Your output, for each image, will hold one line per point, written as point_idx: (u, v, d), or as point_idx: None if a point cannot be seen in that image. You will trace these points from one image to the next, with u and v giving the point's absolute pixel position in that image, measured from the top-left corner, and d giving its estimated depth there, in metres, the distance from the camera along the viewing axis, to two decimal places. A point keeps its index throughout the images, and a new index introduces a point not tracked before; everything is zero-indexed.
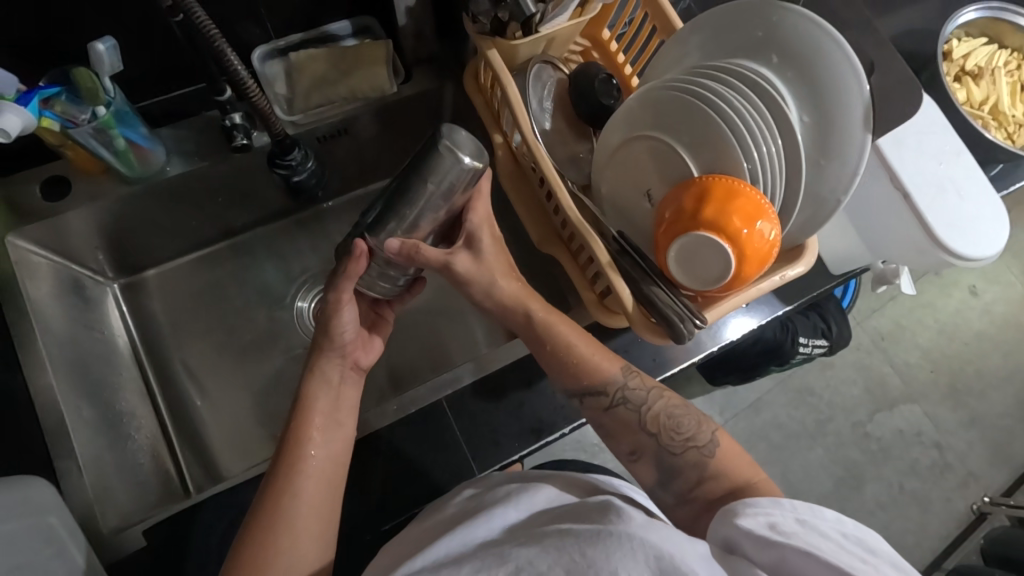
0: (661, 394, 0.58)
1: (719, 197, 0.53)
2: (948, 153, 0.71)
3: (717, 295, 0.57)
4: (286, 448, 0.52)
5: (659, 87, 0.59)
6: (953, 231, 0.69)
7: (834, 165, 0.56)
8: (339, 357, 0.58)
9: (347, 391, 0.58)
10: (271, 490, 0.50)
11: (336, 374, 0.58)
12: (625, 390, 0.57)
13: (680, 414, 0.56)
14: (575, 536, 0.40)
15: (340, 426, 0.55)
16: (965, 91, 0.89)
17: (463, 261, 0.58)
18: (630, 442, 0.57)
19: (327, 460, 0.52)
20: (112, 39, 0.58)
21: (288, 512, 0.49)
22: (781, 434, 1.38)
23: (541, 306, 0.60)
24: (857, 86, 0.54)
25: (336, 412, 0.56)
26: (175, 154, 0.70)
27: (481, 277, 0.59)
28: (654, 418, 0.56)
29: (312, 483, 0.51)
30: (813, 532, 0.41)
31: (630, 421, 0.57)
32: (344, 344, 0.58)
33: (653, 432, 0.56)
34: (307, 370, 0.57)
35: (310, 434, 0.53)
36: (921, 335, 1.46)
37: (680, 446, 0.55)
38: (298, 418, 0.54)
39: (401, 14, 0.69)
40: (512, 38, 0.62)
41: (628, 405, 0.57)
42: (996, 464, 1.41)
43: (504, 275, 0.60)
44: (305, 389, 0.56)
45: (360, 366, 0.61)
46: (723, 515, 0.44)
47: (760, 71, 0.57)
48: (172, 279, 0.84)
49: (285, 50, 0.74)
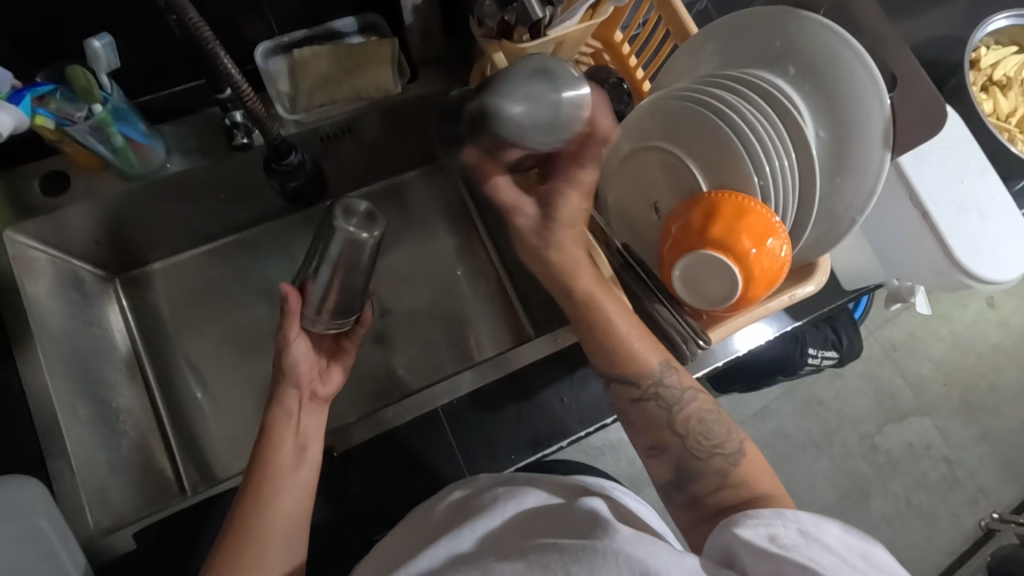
0: (696, 396, 0.54)
1: (728, 215, 0.51)
2: (970, 171, 0.69)
3: (722, 315, 0.55)
4: (253, 476, 0.51)
5: (671, 97, 0.57)
6: (972, 252, 0.66)
7: (850, 182, 0.54)
8: (295, 387, 0.57)
9: (309, 418, 0.57)
10: (237, 517, 0.49)
11: (295, 404, 0.56)
12: (659, 386, 0.54)
13: (713, 420, 0.53)
14: (559, 551, 0.39)
15: (306, 451, 0.54)
16: (991, 102, 0.87)
17: (530, 219, 0.54)
18: (652, 436, 0.54)
19: (292, 490, 0.51)
20: (109, 36, 0.58)
21: (253, 540, 0.48)
22: (786, 443, 1.36)
23: (591, 283, 0.55)
24: (878, 103, 0.52)
25: (300, 438, 0.54)
26: (177, 151, 0.69)
27: (540, 241, 0.55)
28: (684, 419, 0.53)
29: (274, 517, 0.50)
30: (816, 545, 0.40)
31: (657, 419, 0.54)
32: (298, 373, 0.58)
33: (679, 432, 0.53)
34: (270, 400, 0.56)
35: (273, 464, 0.52)
36: (934, 347, 1.43)
37: (706, 451, 0.52)
38: (262, 448, 0.53)
39: (408, 11, 0.68)
40: (519, 41, 0.59)
41: (659, 400, 0.53)
42: (1006, 480, 1.38)
43: (567, 241, 0.55)
44: (268, 420, 0.54)
45: (319, 397, 0.59)
46: (723, 525, 0.43)
47: (777, 82, 0.55)
48: (174, 273, 0.84)
49: (289, 46, 0.72)
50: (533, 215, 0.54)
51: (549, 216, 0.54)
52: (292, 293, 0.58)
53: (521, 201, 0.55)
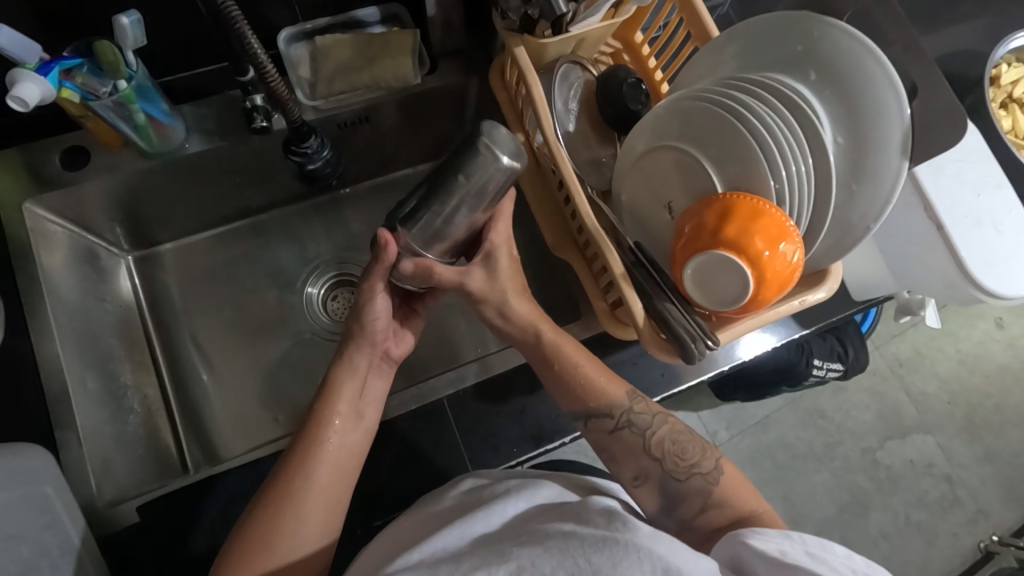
0: (665, 419, 0.57)
1: (742, 216, 0.51)
2: (987, 185, 0.69)
3: (732, 316, 0.55)
4: (307, 433, 0.53)
5: (689, 97, 0.57)
6: (986, 266, 0.66)
7: (866, 189, 0.54)
8: (369, 346, 0.58)
9: (374, 382, 0.58)
10: (289, 468, 0.51)
11: (365, 364, 0.58)
12: (630, 414, 0.57)
13: (685, 440, 0.56)
14: (579, 540, 0.40)
15: (363, 418, 0.55)
16: (1010, 119, 0.87)
17: (478, 280, 0.58)
18: (634, 467, 0.56)
19: (342, 451, 0.53)
20: (137, 13, 0.58)
21: (300, 494, 0.50)
22: (787, 454, 1.35)
23: (552, 328, 0.58)
24: (897, 109, 0.52)
25: (359, 403, 0.56)
26: (196, 132, 0.70)
27: (498, 292, 0.58)
28: (658, 442, 0.56)
29: (321, 478, 0.51)
30: (823, 566, 0.41)
31: (633, 446, 0.56)
32: (375, 331, 0.58)
33: (657, 457, 0.56)
34: (339, 356, 0.58)
35: (330, 421, 0.53)
36: (940, 365, 1.42)
37: (684, 472, 0.55)
38: (323, 400, 0.55)
39: (430, 5, 0.68)
40: (541, 37, 0.60)
41: (633, 428, 0.57)
42: (1007, 502, 1.37)
43: (516, 296, 0.59)
44: (333, 375, 0.56)
45: (390, 358, 0.61)
46: (734, 535, 0.45)
47: (796, 87, 0.55)
48: (186, 254, 0.85)
49: (312, 33, 0.73)
50: (480, 275, 0.58)
51: (494, 269, 0.58)
52: (389, 244, 0.54)
53: (466, 268, 0.57)
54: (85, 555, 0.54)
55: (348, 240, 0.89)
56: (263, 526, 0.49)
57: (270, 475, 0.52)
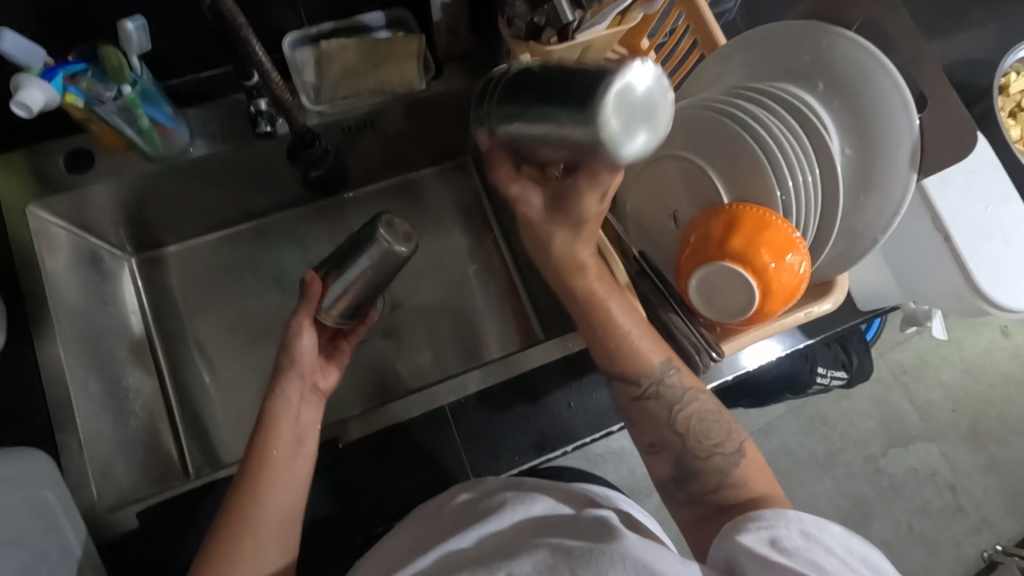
0: (697, 396, 0.53)
1: (748, 228, 0.50)
2: (995, 198, 0.69)
3: (737, 327, 0.55)
4: (245, 476, 0.51)
5: (695, 107, 0.57)
6: (995, 279, 0.65)
7: (873, 200, 0.53)
8: (299, 377, 0.56)
9: (309, 410, 0.56)
10: (234, 508, 0.49)
11: (297, 394, 0.56)
12: (660, 385, 0.53)
13: (713, 419, 0.53)
14: (566, 553, 0.39)
15: (303, 443, 0.54)
16: None
17: (534, 208, 0.51)
18: (651, 434, 0.54)
19: (290, 481, 0.51)
20: (141, 18, 0.58)
21: (249, 531, 0.49)
22: (789, 461, 1.34)
23: (596, 278, 0.54)
24: (906, 121, 0.51)
25: (298, 430, 0.54)
26: (200, 135, 0.70)
27: (574, 218, 0.50)
28: (684, 419, 0.53)
29: (269, 510, 0.50)
30: (816, 546, 0.41)
31: (659, 416, 0.53)
32: (303, 364, 0.57)
33: (681, 432, 0.53)
34: (268, 391, 0.55)
35: (272, 453, 0.51)
36: (944, 372, 1.41)
37: (706, 450, 0.52)
38: (260, 435, 0.52)
39: (437, 9, 0.69)
40: (548, 43, 0.59)
41: (660, 400, 0.53)
42: (1011, 511, 1.37)
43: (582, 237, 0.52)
44: (266, 412, 0.54)
45: (318, 390, 0.59)
46: (724, 532, 0.44)
47: (804, 98, 0.55)
48: (190, 256, 0.85)
49: (317, 37, 0.72)
50: (538, 205, 0.51)
51: (562, 205, 0.50)
52: (315, 281, 0.59)
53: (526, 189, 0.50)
54: (86, 562, 0.54)
55: None
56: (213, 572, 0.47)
57: (214, 517, 0.50)
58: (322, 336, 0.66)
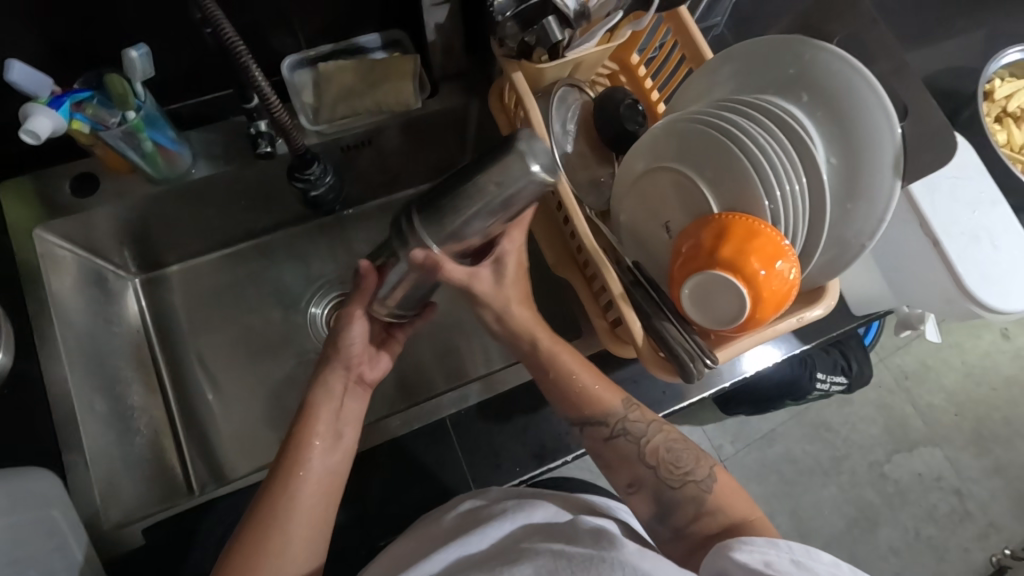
0: (660, 427, 0.58)
1: (738, 236, 0.51)
2: (982, 202, 0.70)
3: (730, 334, 0.56)
4: (282, 465, 0.52)
5: (684, 119, 0.59)
6: (985, 283, 0.67)
7: (861, 207, 0.54)
8: (344, 369, 0.58)
9: (352, 403, 0.57)
10: (270, 494, 0.50)
11: (341, 386, 0.57)
12: (625, 421, 0.57)
13: (680, 448, 0.57)
14: (568, 559, 0.40)
15: (342, 438, 0.55)
16: (1006, 133, 0.88)
17: (484, 284, 0.57)
18: (628, 475, 0.57)
19: (325, 475, 0.52)
20: (146, 46, 0.60)
21: (283, 519, 0.49)
22: (794, 469, 1.34)
23: (548, 335, 0.59)
24: (888, 130, 0.53)
25: (337, 424, 0.55)
26: (201, 157, 0.71)
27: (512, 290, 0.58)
28: (653, 450, 0.57)
29: (303, 500, 0.51)
30: (808, 574, 0.42)
31: (629, 455, 0.57)
32: (350, 355, 0.58)
33: (652, 465, 0.56)
34: (314, 380, 0.57)
35: (310, 444, 0.53)
36: (946, 376, 1.42)
37: (677, 480, 0.55)
38: (301, 424, 0.54)
39: (431, 30, 0.69)
40: (538, 62, 0.61)
41: (627, 436, 0.57)
42: (1019, 516, 1.36)
43: (518, 303, 0.59)
44: (309, 400, 0.55)
45: (364, 381, 0.60)
46: (720, 547, 0.45)
47: (789, 109, 0.56)
48: (193, 275, 0.86)
49: (315, 60, 0.74)
50: (485, 280, 0.57)
51: (503, 277, 0.57)
52: (369, 272, 0.57)
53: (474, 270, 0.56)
54: None
55: (351, 259, 0.90)
56: (245, 559, 0.48)
57: (250, 504, 0.51)
58: (377, 325, 0.67)
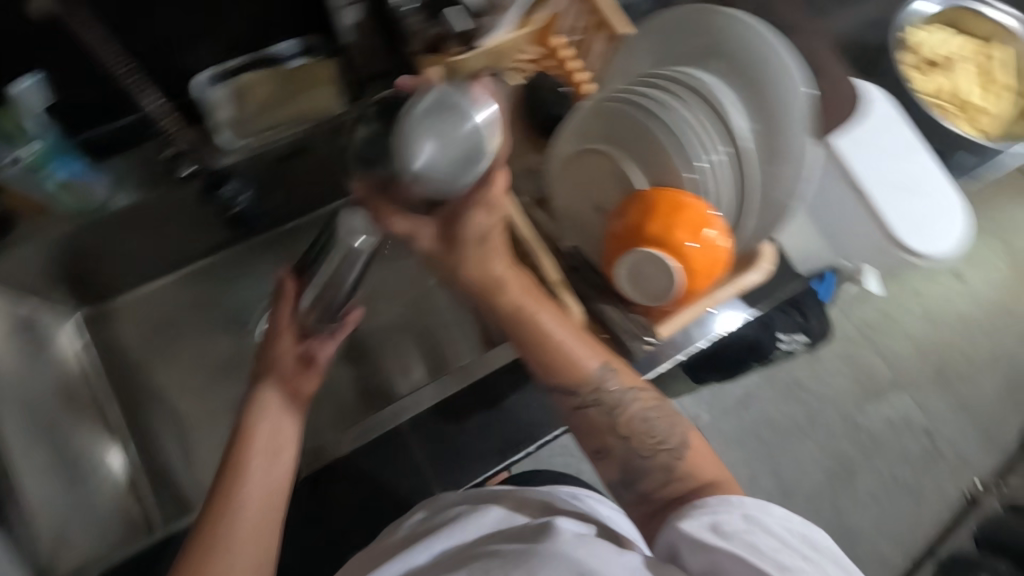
0: (639, 395, 0.52)
1: (663, 212, 0.51)
2: (904, 151, 0.73)
3: (669, 308, 0.54)
4: (217, 493, 0.49)
5: (607, 99, 0.59)
6: (910, 230, 0.71)
7: (782, 169, 0.53)
8: (280, 382, 0.56)
9: (287, 423, 0.54)
10: (207, 523, 0.47)
11: (276, 403, 0.55)
12: (601, 391, 0.51)
13: (656, 416, 0.52)
14: (502, 557, 0.40)
15: (280, 456, 0.52)
16: (926, 80, 0.92)
17: (427, 241, 0.50)
18: (595, 443, 0.53)
19: (266, 494, 0.49)
20: (40, 76, 0.60)
21: (222, 545, 0.46)
22: (770, 430, 1.37)
23: (520, 290, 0.51)
24: (796, 89, 0.52)
25: (274, 442, 0.52)
26: (120, 185, 0.68)
27: (476, 248, 0.50)
28: (627, 422, 0.52)
29: (245, 521, 0.47)
30: (757, 529, 0.42)
31: (601, 423, 0.52)
32: (282, 367, 0.57)
33: (623, 436, 0.52)
34: (252, 400, 0.55)
35: (246, 465, 0.50)
36: (906, 322, 1.46)
37: (650, 449, 0.51)
38: (235, 449, 0.51)
39: (347, 31, 0.69)
40: (452, 53, 0.63)
41: (601, 407, 0.52)
42: (988, 448, 1.40)
43: (491, 252, 0.50)
44: (246, 422, 0.53)
45: (300, 397, 0.57)
46: (668, 521, 0.45)
47: (703, 78, 0.56)
48: (141, 303, 0.84)
49: (232, 72, 0.71)
50: (431, 237, 0.50)
51: (455, 234, 0.49)
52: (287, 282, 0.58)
53: (415, 224, 0.50)
54: None
55: None
56: None
57: (184, 541, 0.47)
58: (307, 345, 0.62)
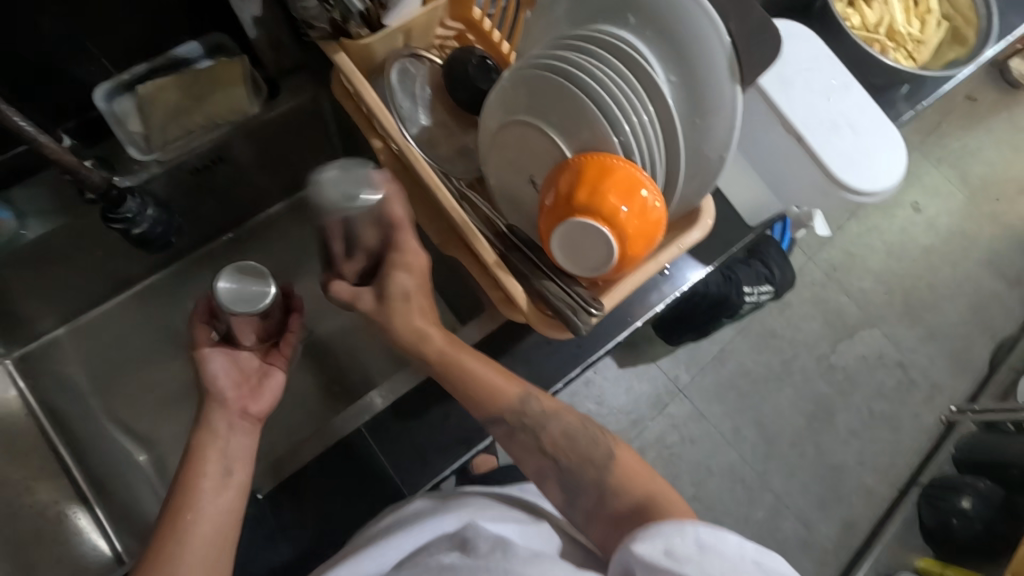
0: (563, 413, 0.54)
1: (594, 177, 0.49)
2: (835, 89, 0.73)
3: (613, 277, 0.54)
4: (165, 517, 0.47)
5: (524, 67, 0.56)
6: (849, 167, 0.71)
7: (711, 122, 0.52)
8: (222, 406, 0.53)
9: (239, 440, 0.52)
10: (153, 549, 0.45)
11: (224, 425, 0.52)
12: (524, 416, 0.53)
13: (577, 434, 0.53)
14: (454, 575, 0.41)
15: (232, 475, 0.50)
16: (858, 15, 0.92)
17: (367, 301, 0.57)
18: (532, 466, 0.54)
19: (217, 518, 0.47)
20: None
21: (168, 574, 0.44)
22: (748, 381, 1.38)
23: (444, 339, 0.56)
24: (715, 36, 0.50)
25: (225, 462, 0.50)
26: (30, 215, 0.64)
27: (403, 305, 0.56)
28: (553, 441, 0.54)
29: (191, 546, 0.45)
30: (711, 556, 0.40)
31: (529, 446, 0.54)
32: (223, 392, 0.53)
33: (551, 455, 0.54)
34: (197, 423, 0.52)
35: (197, 487, 0.48)
36: (870, 259, 1.47)
37: (578, 464, 0.52)
38: (183, 471, 0.49)
39: (249, 25, 0.65)
40: (360, 37, 0.60)
41: (528, 431, 0.54)
42: (958, 372, 1.43)
43: (417, 302, 0.56)
44: (191, 445, 0.50)
45: (252, 415, 0.55)
46: (622, 543, 0.43)
47: (621, 36, 0.53)
48: (84, 335, 0.83)
49: (132, 83, 0.67)
50: (369, 298, 0.56)
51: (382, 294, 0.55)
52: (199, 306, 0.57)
53: (357, 292, 0.57)
54: None
55: None
56: None
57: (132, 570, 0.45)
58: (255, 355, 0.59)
